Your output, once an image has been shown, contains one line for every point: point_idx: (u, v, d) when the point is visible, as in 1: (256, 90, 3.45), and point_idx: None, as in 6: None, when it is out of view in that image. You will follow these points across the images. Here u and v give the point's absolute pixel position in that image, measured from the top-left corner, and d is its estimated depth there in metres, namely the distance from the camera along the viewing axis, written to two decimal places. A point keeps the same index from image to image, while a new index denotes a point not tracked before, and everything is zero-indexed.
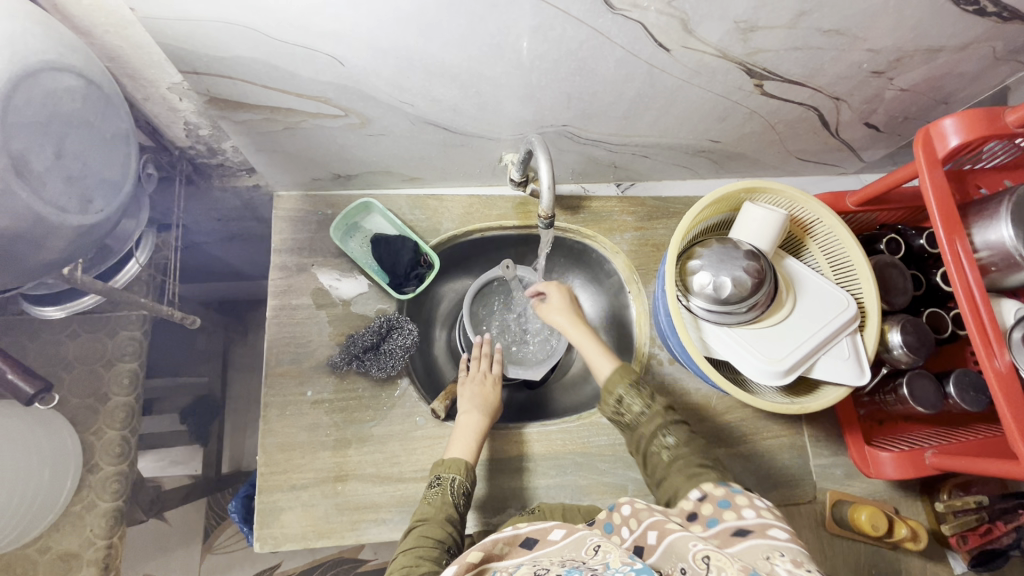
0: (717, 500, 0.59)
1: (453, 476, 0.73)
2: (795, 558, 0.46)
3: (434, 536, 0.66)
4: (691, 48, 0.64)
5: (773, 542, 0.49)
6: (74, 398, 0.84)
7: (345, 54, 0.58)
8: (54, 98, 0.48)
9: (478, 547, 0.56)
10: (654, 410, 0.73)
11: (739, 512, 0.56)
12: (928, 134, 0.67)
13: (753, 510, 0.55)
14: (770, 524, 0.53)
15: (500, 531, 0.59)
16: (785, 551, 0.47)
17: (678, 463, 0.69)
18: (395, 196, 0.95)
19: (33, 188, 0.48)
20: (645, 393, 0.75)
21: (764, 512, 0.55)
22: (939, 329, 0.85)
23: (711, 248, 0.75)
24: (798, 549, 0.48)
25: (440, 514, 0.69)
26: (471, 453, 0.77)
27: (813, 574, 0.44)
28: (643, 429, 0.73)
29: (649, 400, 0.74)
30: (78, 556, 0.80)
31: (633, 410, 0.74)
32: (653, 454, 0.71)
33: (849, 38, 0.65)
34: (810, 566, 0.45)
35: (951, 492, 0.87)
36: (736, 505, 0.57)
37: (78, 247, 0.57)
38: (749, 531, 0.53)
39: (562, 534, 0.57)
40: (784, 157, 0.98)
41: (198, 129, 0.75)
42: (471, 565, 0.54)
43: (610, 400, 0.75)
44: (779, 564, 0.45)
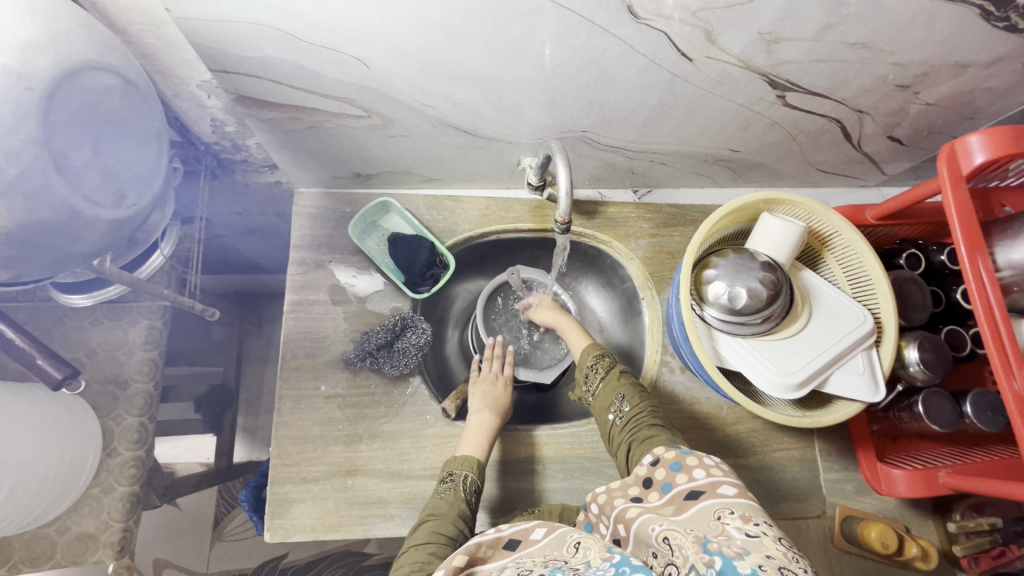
0: (669, 464, 0.61)
1: (466, 473, 0.74)
2: (743, 514, 0.50)
3: (446, 532, 0.67)
4: (714, 58, 0.64)
5: (723, 501, 0.52)
6: (95, 384, 0.86)
7: (371, 57, 0.59)
8: (94, 96, 0.50)
9: (461, 552, 0.55)
10: (611, 378, 0.78)
11: (689, 473, 0.58)
12: (952, 150, 0.67)
13: (702, 469, 0.57)
14: (720, 481, 0.55)
15: (483, 533, 0.58)
16: (735, 508, 0.51)
17: (631, 425, 0.72)
18: (413, 195, 0.96)
19: (71, 183, 0.50)
20: (607, 362, 0.80)
21: (712, 470, 0.56)
22: (958, 347, 0.84)
23: (727, 258, 0.75)
24: (747, 504, 0.51)
25: (453, 511, 0.70)
26: (482, 450, 0.78)
27: (760, 526, 0.48)
28: (601, 396, 0.77)
29: (608, 370, 0.79)
30: (94, 538, 0.82)
31: (596, 384, 0.79)
32: (609, 421, 0.75)
33: (875, 51, 0.65)
34: (758, 520, 0.49)
35: (964, 513, 0.86)
36: (687, 466, 0.59)
37: (110, 239, 0.59)
38: (701, 493, 0.55)
39: (543, 533, 0.57)
40: (804, 168, 0.97)
41: (224, 126, 0.76)
42: (456, 571, 0.53)
43: (580, 376, 0.81)
44: (731, 524, 0.49)
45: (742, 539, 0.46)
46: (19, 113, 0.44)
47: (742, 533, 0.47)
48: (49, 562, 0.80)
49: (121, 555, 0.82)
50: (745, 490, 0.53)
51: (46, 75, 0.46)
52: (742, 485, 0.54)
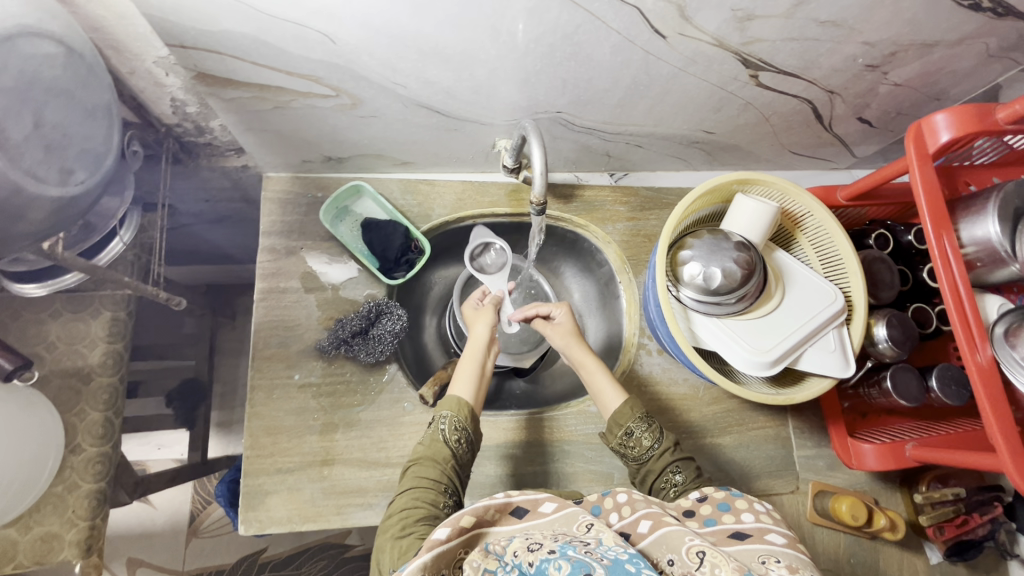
0: (717, 502, 0.61)
1: (445, 415, 0.72)
2: (790, 564, 0.50)
3: (429, 477, 0.66)
4: (687, 36, 0.63)
5: (770, 548, 0.53)
6: (55, 378, 0.83)
7: (336, 32, 0.57)
8: (32, 65, 0.47)
9: (471, 512, 0.54)
10: (662, 447, 0.73)
11: (738, 516, 0.58)
12: (919, 129, 0.68)
13: (751, 513, 0.57)
14: (768, 529, 0.55)
15: (492, 496, 0.56)
16: (781, 557, 0.51)
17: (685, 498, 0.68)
18: (387, 180, 0.93)
19: (10, 158, 0.47)
20: (654, 429, 0.74)
21: (761, 517, 0.57)
22: (924, 324, 0.87)
23: (702, 239, 0.76)
24: (795, 557, 0.52)
25: (431, 453, 0.68)
26: (475, 396, 0.75)
27: None
28: (654, 464, 0.72)
29: (657, 436, 0.74)
30: (59, 537, 0.79)
31: (643, 443, 0.73)
32: (661, 489, 0.71)
33: (846, 30, 0.65)
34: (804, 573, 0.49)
35: (929, 484, 0.89)
36: (735, 508, 0.59)
37: (58, 219, 0.56)
38: (748, 536, 0.55)
39: (552, 507, 0.57)
40: (778, 150, 0.98)
41: (185, 106, 0.73)
42: (462, 530, 0.52)
43: (619, 434, 0.74)
44: (776, 570, 0.49)
45: None
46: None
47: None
48: (11, 563, 0.77)
49: (89, 553, 0.80)
50: (794, 542, 0.54)
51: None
52: (790, 535, 0.55)
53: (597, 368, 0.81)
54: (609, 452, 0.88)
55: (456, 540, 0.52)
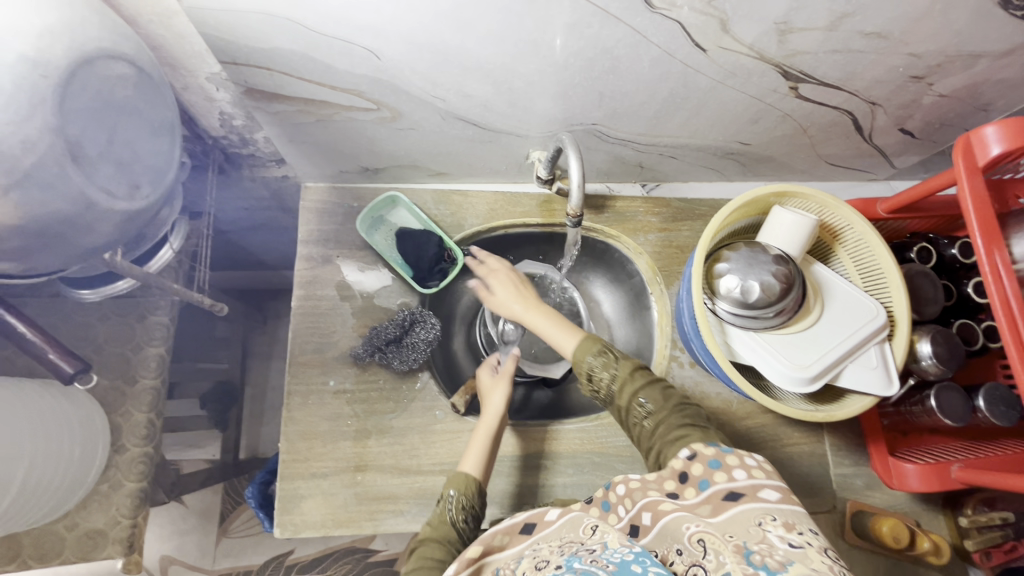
0: (706, 459, 0.58)
1: (452, 493, 0.72)
2: (786, 521, 0.48)
3: (432, 556, 0.64)
4: (727, 48, 0.63)
5: (766, 506, 0.50)
6: (103, 379, 0.86)
7: (381, 48, 0.59)
8: (110, 87, 0.49)
9: (477, 541, 0.57)
10: (620, 376, 0.73)
11: (730, 473, 0.55)
12: (968, 141, 0.66)
13: (743, 469, 0.55)
14: (761, 485, 0.53)
15: (498, 522, 0.59)
16: (776, 515, 0.49)
17: (660, 428, 0.68)
18: (421, 190, 0.95)
19: (86, 173, 0.50)
20: (611, 359, 0.74)
21: (753, 473, 0.55)
22: (970, 340, 0.84)
23: (739, 251, 0.75)
24: (791, 512, 0.50)
25: (438, 535, 0.67)
26: (482, 468, 0.75)
27: (804, 536, 0.46)
28: (620, 401, 0.72)
29: (614, 368, 0.73)
30: (104, 534, 0.82)
31: (604, 380, 0.74)
32: (638, 425, 0.71)
33: (891, 42, 0.64)
34: (801, 528, 0.47)
35: (975, 507, 0.85)
36: (725, 465, 0.57)
37: (122, 231, 0.59)
38: (742, 495, 0.53)
39: (556, 514, 0.58)
40: (814, 161, 0.97)
41: (232, 119, 0.75)
42: (470, 562, 0.56)
43: (582, 376, 0.75)
44: (772, 530, 0.47)
45: (785, 548, 0.44)
46: (34, 102, 0.44)
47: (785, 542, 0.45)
48: (58, 558, 0.80)
49: (131, 551, 0.82)
50: (789, 495, 0.52)
51: (62, 63, 0.45)
52: (784, 489, 0.53)
53: (546, 317, 0.82)
54: (640, 465, 0.87)
55: (466, 571, 0.55)
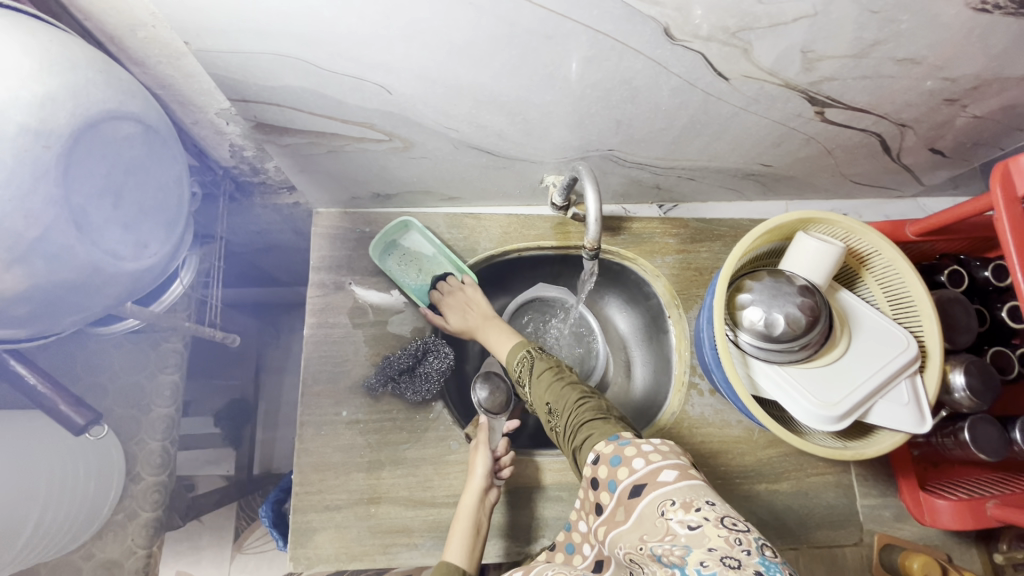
0: (609, 459, 0.59)
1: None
2: (684, 502, 0.50)
3: None
4: (751, 77, 0.60)
5: (665, 491, 0.52)
6: (117, 409, 0.85)
7: (393, 84, 0.57)
8: (115, 145, 0.49)
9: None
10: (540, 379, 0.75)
11: (630, 466, 0.57)
12: (1006, 169, 0.64)
13: (641, 458, 0.56)
14: (658, 468, 0.54)
15: None
16: (675, 496, 0.51)
17: (569, 428, 0.68)
18: (433, 214, 0.93)
19: (94, 241, 0.49)
20: (530, 361, 0.77)
21: (650, 458, 0.56)
22: (1005, 369, 0.81)
23: (762, 282, 0.72)
24: (686, 487, 0.51)
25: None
26: (468, 557, 0.70)
27: (700, 512, 0.48)
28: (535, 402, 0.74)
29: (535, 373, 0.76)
30: (120, 564, 0.82)
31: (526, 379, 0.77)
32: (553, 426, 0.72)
33: (925, 67, 0.61)
34: (698, 505, 0.49)
35: (1011, 543, 0.82)
36: (626, 458, 0.58)
37: (132, 290, 0.58)
38: (644, 486, 0.54)
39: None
40: (839, 180, 0.94)
41: (243, 151, 0.74)
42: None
43: (513, 380, 0.79)
44: (674, 521, 0.49)
45: (688, 539, 0.47)
46: (38, 174, 0.43)
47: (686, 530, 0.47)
48: None
49: None
50: (684, 470, 0.54)
51: (65, 129, 0.44)
52: (680, 464, 0.55)
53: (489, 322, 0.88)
54: None
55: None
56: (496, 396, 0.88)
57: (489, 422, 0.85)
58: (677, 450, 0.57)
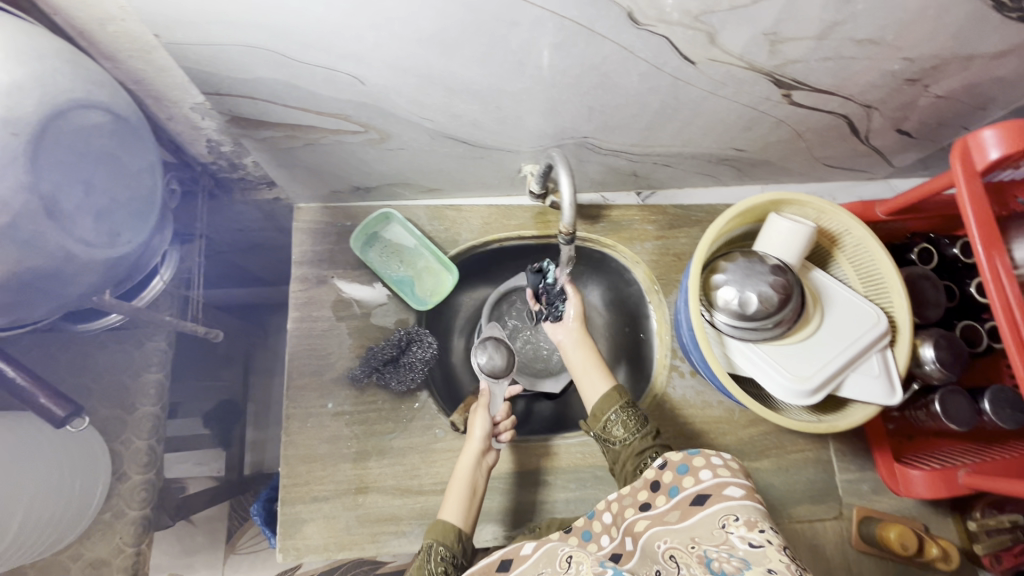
0: (676, 466, 0.63)
1: (431, 542, 0.69)
2: (748, 519, 0.52)
3: None
4: (718, 61, 0.62)
5: (729, 505, 0.55)
6: (102, 409, 0.85)
7: (365, 74, 0.58)
8: (83, 134, 0.49)
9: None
10: (643, 432, 0.74)
11: (697, 476, 0.60)
12: (965, 145, 0.65)
13: (709, 470, 0.60)
14: (725, 483, 0.58)
15: (476, 564, 0.61)
16: (739, 512, 0.53)
17: None
18: (414, 207, 0.94)
19: (64, 228, 0.49)
20: (633, 415, 0.75)
21: (718, 471, 0.59)
22: (975, 342, 0.83)
23: (735, 262, 0.74)
24: (752, 508, 0.54)
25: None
26: (465, 517, 0.73)
27: (764, 532, 0.50)
28: (626, 453, 0.73)
29: (639, 421, 0.75)
30: (108, 563, 0.82)
31: (620, 432, 0.75)
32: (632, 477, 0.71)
33: (884, 48, 0.63)
34: (762, 526, 0.51)
35: (983, 510, 0.85)
36: (693, 467, 0.61)
37: (108, 277, 0.59)
38: (708, 496, 0.57)
39: (532, 548, 0.60)
40: (811, 164, 0.96)
41: (220, 146, 0.75)
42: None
43: (599, 423, 0.77)
44: (735, 532, 0.51)
45: (743, 549, 0.48)
46: (5, 161, 0.44)
47: (746, 543, 0.49)
48: None
49: None
50: (751, 492, 0.56)
51: (33, 117, 0.45)
52: (747, 485, 0.57)
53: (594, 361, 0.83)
54: None
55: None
56: (495, 361, 0.86)
57: (489, 388, 0.85)
58: (744, 471, 0.60)
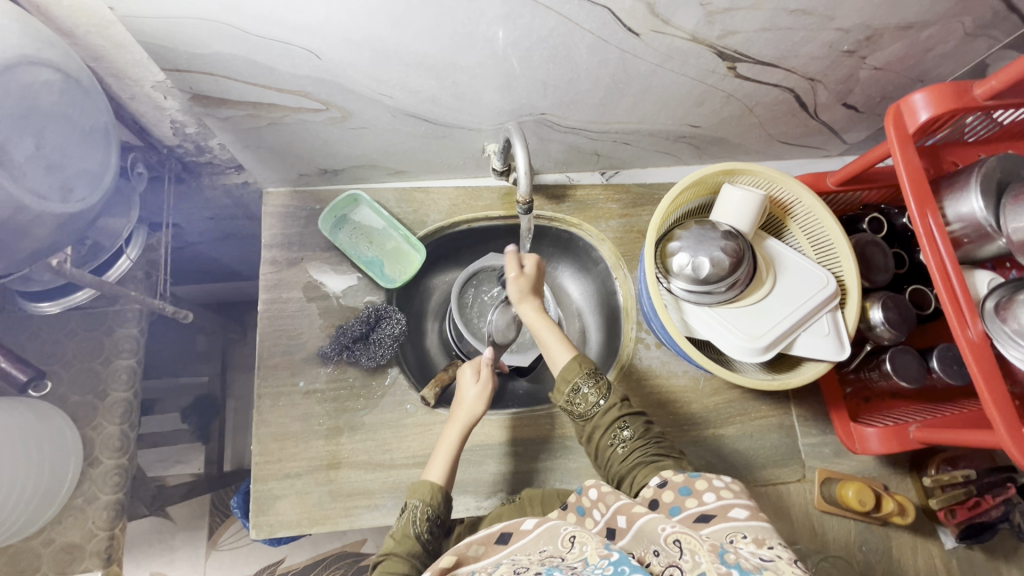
0: (678, 487, 0.60)
1: (416, 502, 0.72)
2: (757, 538, 0.51)
3: (397, 572, 0.65)
4: (662, 33, 0.65)
5: (736, 525, 0.53)
6: (73, 394, 0.85)
7: (320, 48, 0.60)
8: (33, 91, 0.50)
9: (450, 553, 0.60)
10: (610, 403, 0.74)
11: (700, 498, 0.58)
12: (898, 110, 0.68)
13: (713, 493, 0.58)
14: (731, 505, 0.56)
15: (474, 533, 0.62)
16: (747, 532, 0.52)
17: (632, 458, 0.70)
18: (382, 189, 0.96)
19: (13, 177, 0.50)
20: (601, 383, 0.75)
21: (722, 493, 0.57)
22: (923, 305, 0.86)
23: (689, 229, 0.77)
24: (761, 528, 0.52)
25: (403, 549, 0.67)
26: (447, 477, 0.75)
27: (774, 551, 0.48)
28: (600, 421, 0.73)
29: (605, 392, 0.74)
30: (81, 547, 0.82)
31: (589, 400, 0.74)
32: (608, 447, 0.72)
33: (817, 18, 0.67)
34: (772, 544, 0.50)
35: (939, 467, 0.88)
36: (696, 491, 0.59)
37: (62, 235, 0.60)
38: (712, 517, 0.56)
39: (532, 523, 0.61)
40: (767, 141, 0.99)
41: (185, 127, 0.77)
42: (442, 571, 0.57)
43: (566, 390, 0.75)
44: (744, 547, 0.50)
45: (757, 563, 0.46)
46: None
47: (757, 557, 0.47)
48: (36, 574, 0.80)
49: (109, 563, 0.82)
50: (756, 512, 0.55)
51: None
52: (752, 505, 0.56)
53: (551, 327, 0.82)
54: None
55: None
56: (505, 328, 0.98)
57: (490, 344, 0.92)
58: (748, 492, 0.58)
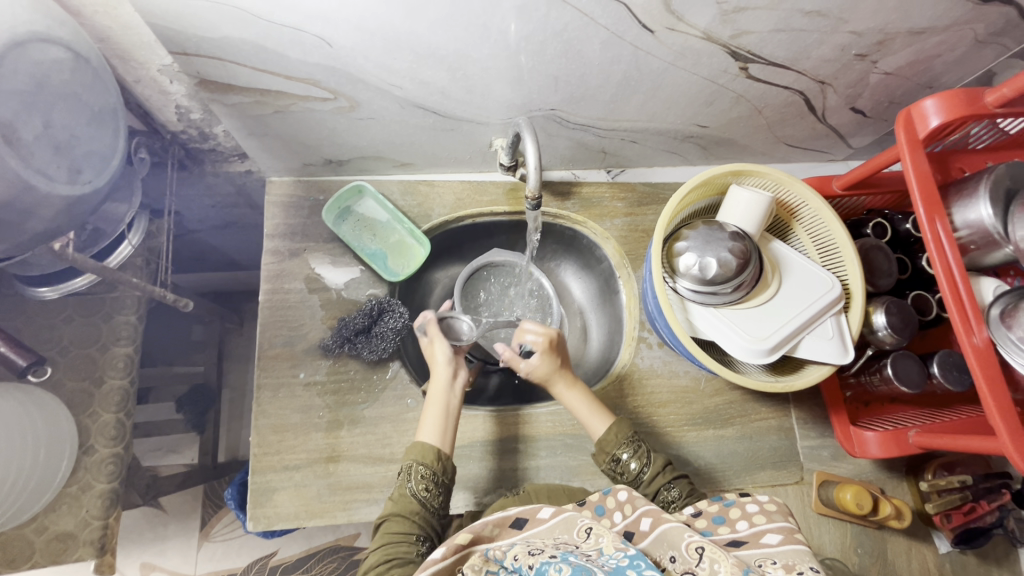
0: (712, 516, 0.62)
1: (413, 462, 0.72)
2: (786, 563, 0.50)
3: (403, 530, 0.67)
4: (677, 31, 0.65)
5: (766, 551, 0.53)
6: (69, 381, 0.84)
7: (331, 35, 0.59)
8: (43, 68, 0.49)
9: (467, 529, 0.58)
10: (654, 470, 0.75)
11: (733, 526, 0.59)
12: (909, 115, 0.68)
13: (746, 520, 0.59)
14: (763, 531, 0.56)
15: (490, 513, 0.60)
16: (777, 557, 0.52)
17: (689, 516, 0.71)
18: (387, 181, 0.95)
19: (21, 156, 0.49)
20: (642, 453, 0.76)
21: (755, 521, 0.58)
22: (924, 311, 0.86)
23: (697, 229, 0.76)
24: (792, 553, 0.52)
25: (399, 508, 0.69)
26: (443, 438, 0.75)
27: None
28: (645, 489, 0.74)
29: (645, 459, 0.76)
30: (74, 537, 0.80)
31: (631, 469, 0.75)
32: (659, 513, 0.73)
33: (832, 20, 0.66)
34: (801, 570, 0.49)
35: (935, 472, 0.89)
36: (729, 519, 0.60)
37: (67, 217, 0.59)
38: (743, 542, 0.56)
39: (550, 512, 0.60)
40: (773, 143, 0.99)
41: (189, 112, 0.76)
42: (457, 547, 0.56)
43: (607, 459, 0.76)
44: (772, 573, 0.50)
45: None
46: None
47: None
48: (27, 563, 0.78)
49: (102, 553, 0.80)
50: (790, 536, 0.54)
51: None
52: (787, 529, 0.56)
53: (580, 394, 0.81)
54: None
55: (452, 557, 0.55)
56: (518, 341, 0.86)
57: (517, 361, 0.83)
58: (783, 514, 0.58)
